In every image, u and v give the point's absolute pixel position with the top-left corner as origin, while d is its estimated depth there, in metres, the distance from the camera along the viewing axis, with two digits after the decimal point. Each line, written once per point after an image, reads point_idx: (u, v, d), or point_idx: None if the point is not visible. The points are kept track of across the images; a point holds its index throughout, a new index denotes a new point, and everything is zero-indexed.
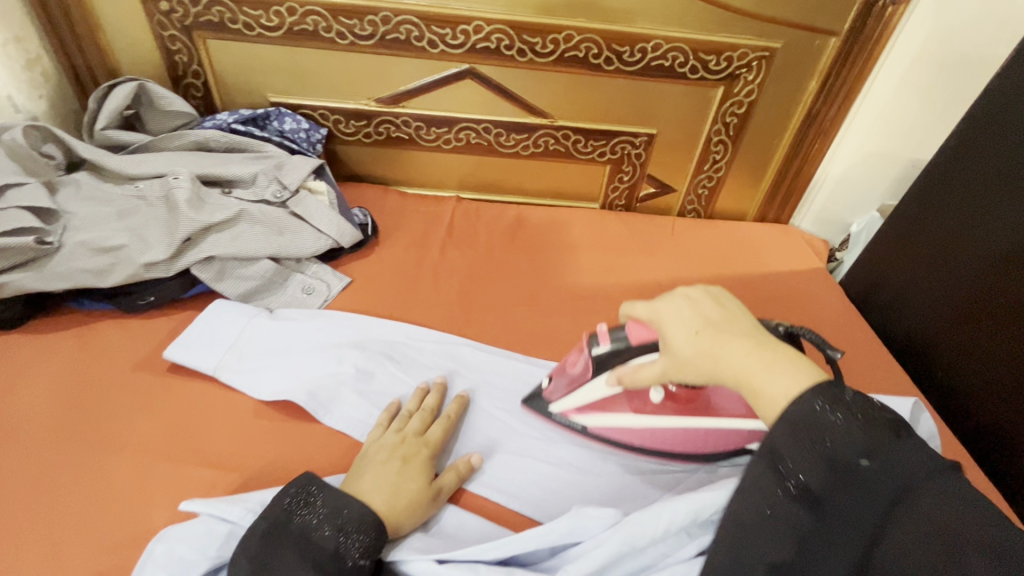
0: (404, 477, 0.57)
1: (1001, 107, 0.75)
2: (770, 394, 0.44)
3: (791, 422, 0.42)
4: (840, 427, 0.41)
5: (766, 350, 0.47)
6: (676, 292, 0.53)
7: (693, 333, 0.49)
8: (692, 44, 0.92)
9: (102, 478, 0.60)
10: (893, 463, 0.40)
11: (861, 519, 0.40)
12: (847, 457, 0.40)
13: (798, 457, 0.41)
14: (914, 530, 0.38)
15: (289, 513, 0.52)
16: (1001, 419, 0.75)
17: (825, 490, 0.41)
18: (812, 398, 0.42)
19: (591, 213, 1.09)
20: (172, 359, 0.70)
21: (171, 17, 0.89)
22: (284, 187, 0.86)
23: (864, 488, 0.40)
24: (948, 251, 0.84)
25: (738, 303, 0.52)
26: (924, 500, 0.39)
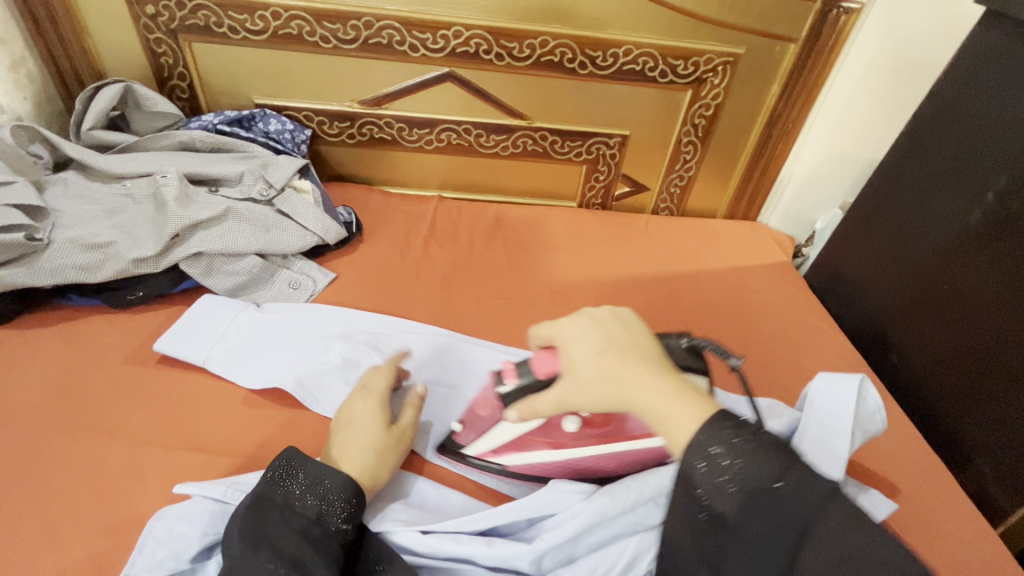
0: (364, 434, 0.60)
1: (946, 107, 0.82)
2: (676, 420, 0.45)
3: (703, 451, 0.43)
4: (753, 452, 0.42)
5: (664, 375, 0.48)
6: (582, 315, 0.54)
7: (594, 356, 0.50)
8: (662, 50, 0.97)
9: (96, 464, 0.62)
10: (801, 485, 0.41)
11: (779, 545, 0.41)
12: (760, 481, 0.41)
13: (714, 484, 0.43)
14: (824, 557, 0.40)
15: (273, 485, 0.55)
16: (946, 397, 0.81)
17: (736, 515, 0.42)
18: (714, 425, 0.44)
19: (569, 212, 1.13)
20: (162, 351, 0.72)
21: (157, 21, 0.91)
22: (270, 186, 0.88)
23: (780, 514, 0.41)
24: (900, 242, 0.90)
25: (641, 325, 0.54)
26: (829, 526, 0.40)
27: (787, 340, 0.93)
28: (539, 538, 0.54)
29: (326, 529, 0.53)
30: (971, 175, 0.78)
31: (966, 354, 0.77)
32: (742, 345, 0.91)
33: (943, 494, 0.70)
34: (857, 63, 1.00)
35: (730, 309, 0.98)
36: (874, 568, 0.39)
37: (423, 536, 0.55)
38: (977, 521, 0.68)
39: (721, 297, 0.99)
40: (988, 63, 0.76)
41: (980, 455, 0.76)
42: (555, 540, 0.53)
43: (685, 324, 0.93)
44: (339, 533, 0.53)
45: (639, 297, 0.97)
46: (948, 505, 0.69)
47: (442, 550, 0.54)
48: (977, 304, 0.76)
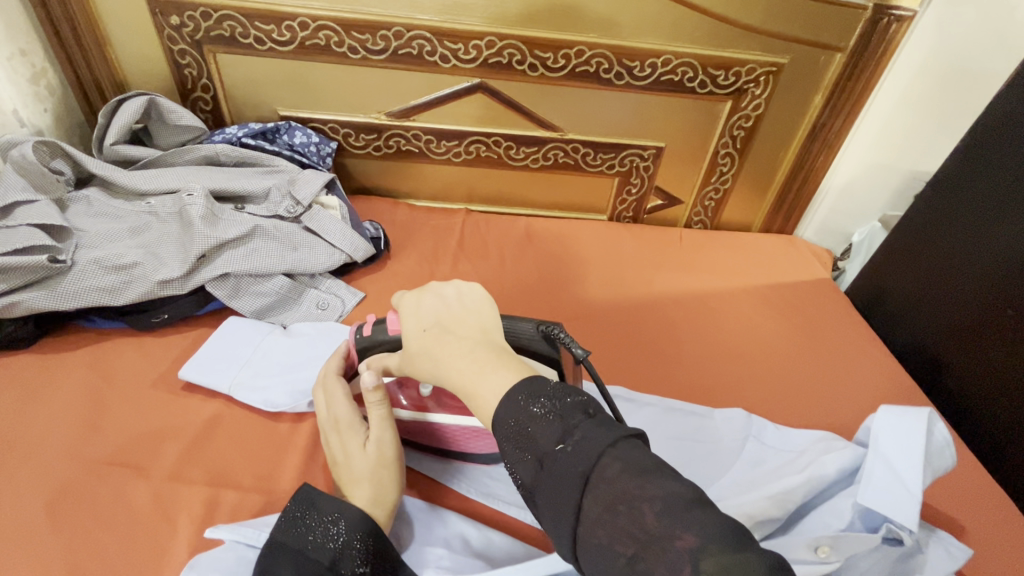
0: (350, 463, 0.56)
1: (1008, 118, 0.77)
2: (483, 397, 0.43)
3: (499, 424, 0.41)
4: (542, 417, 0.40)
5: (477, 351, 0.45)
6: (427, 290, 0.51)
7: (418, 332, 0.49)
8: (702, 60, 0.93)
9: (121, 501, 0.58)
10: (583, 441, 0.38)
11: (563, 505, 0.37)
12: (544, 444, 0.39)
13: (515, 453, 0.40)
14: (603, 504, 0.35)
15: (288, 529, 0.50)
16: (1010, 426, 0.75)
17: (534, 484, 0.39)
18: (513, 395, 0.41)
19: (600, 226, 1.10)
20: (187, 378, 0.69)
21: (182, 32, 0.88)
22: (297, 202, 0.85)
23: (562, 472, 0.38)
24: (955, 263, 0.85)
25: (481, 297, 0.51)
26: (607, 471, 0.36)
27: (834, 363, 0.89)
28: None
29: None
30: None
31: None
32: (789, 368, 0.87)
33: (1012, 535, 0.65)
34: (903, 71, 0.96)
35: (773, 329, 0.93)
36: (649, 506, 0.35)
37: None
38: None
39: (762, 316, 0.95)
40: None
41: None
42: None
43: (728, 346, 0.89)
44: None
45: (678, 316, 0.93)
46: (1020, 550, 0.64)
47: None
48: None
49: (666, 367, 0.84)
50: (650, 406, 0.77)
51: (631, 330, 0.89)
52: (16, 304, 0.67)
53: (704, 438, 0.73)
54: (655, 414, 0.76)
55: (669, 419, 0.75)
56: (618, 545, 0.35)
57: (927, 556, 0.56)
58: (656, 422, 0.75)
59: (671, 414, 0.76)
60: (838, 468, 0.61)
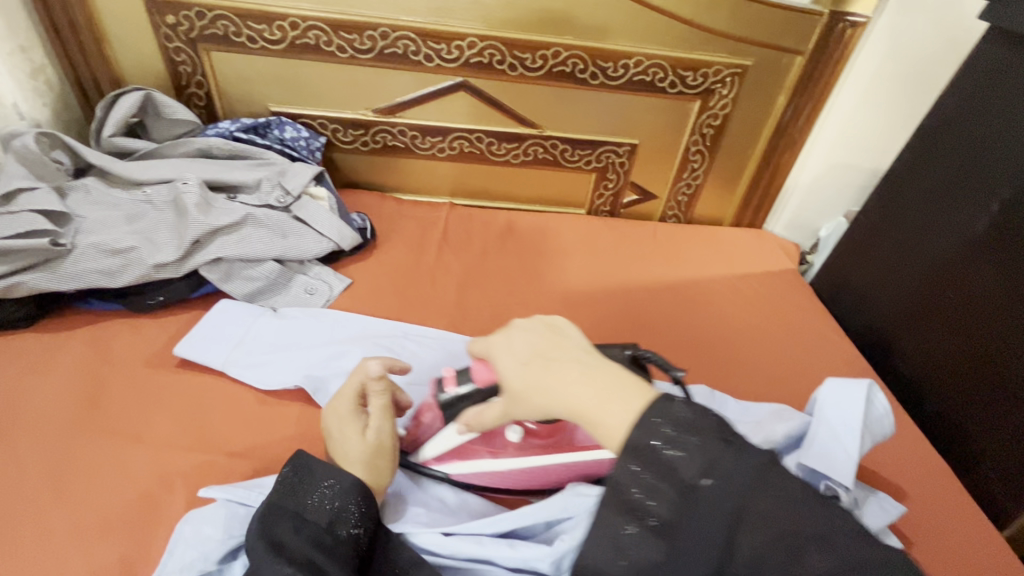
0: (346, 445, 0.58)
1: (955, 116, 0.82)
2: (607, 424, 0.44)
3: (634, 450, 0.42)
4: (679, 449, 0.41)
5: (595, 379, 0.47)
6: (511, 327, 0.53)
7: (521, 364, 0.49)
8: (671, 61, 0.99)
9: (118, 467, 0.62)
10: (727, 476, 0.40)
11: (711, 538, 0.39)
12: (687, 476, 0.41)
13: (647, 482, 0.42)
14: (762, 543, 0.38)
15: (287, 493, 0.54)
16: (952, 405, 0.81)
17: (673, 516, 0.41)
18: (645, 420, 0.42)
19: (578, 219, 1.15)
20: (182, 355, 0.73)
21: (177, 30, 0.92)
22: (287, 193, 0.90)
23: (710, 506, 0.40)
24: (906, 252, 0.91)
25: (568, 328, 0.53)
26: (764, 510, 0.39)
27: (796, 347, 0.94)
28: (560, 540, 0.54)
29: (339, 537, 0.52)
30: (982, 183, 0.79)
31: (981, 357, 0.77)
32: (753, 352, 0.92)
33: (952, 498, 0.71)
34: (861, 76, 1.01)
35: (739, 317, 0.99)
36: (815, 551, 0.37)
37: (447, 539, 0.56)
38: (984, 525, 0.69)
39: (729, 303, 1.01)
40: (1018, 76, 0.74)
41: (982, 457, 0.77)
42: (576, 540, 0.54)
43: (696, 330, 0.95)
44: (351, 538, 0.52)
45: (650, 303, 0.98)
46: (958, 513, 0.70)
47: (466, 553, 0.55)
48: (987, 310, 0.77)
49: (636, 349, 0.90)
50: None
51: (604, 315, 0.94)
52: (18, 284, 0.71)
53: None
54: None
55: None
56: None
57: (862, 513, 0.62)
58: None
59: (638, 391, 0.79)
60: (786, 433, 0.66)
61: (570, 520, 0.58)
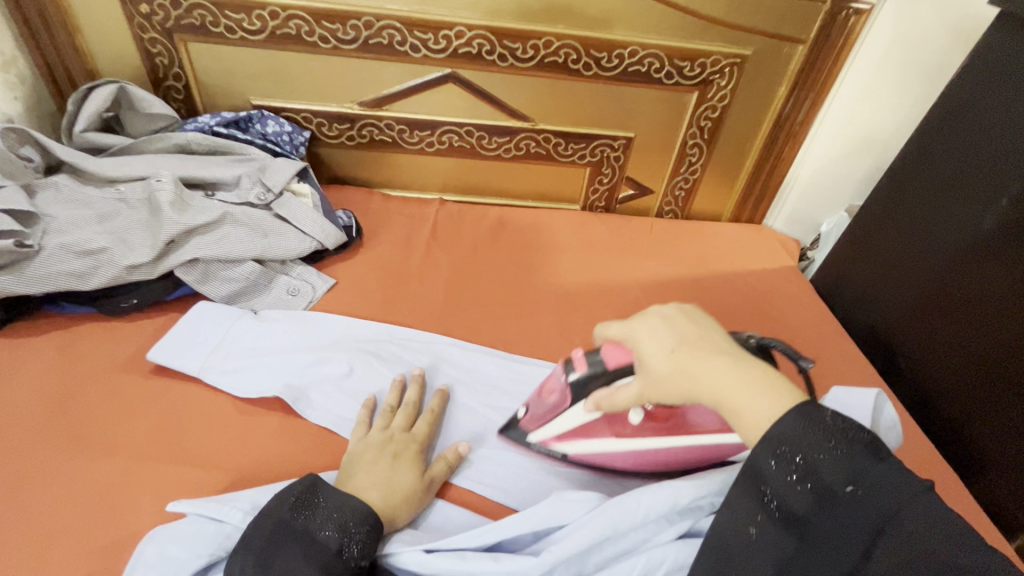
0: (394, 478, 0.58)
1: (960, 108, 0.79)
2: (753, 416, 0.44)
3: (771, 443, 0.42)
4: (829, 453, 0.41)
5: (745, 370, 0.46)
6: (648, 312, 0.53)
7: (667, 353, 0.48)
8: (667, 51, 0.95)
9: (86, 481, 0.59)
10: (876, 489, 0.40)
11: (847, 542, 0.40)
12: (833, 482, 0.40)
13: (786, 481, 0.42)
14: (902, 556, 0.38)
15: (294, 511, 0.52)
16: (958, 408, 0.78)
17: (808, 513, 0.41)
18: (790, 418, 0.42)
19: (572, 215, 1.11)
20: (156, 360, 0.70)
21: (152, 20, 0.89)
22: (268, 189, 0.87)
23: (850, 513, 0.40)
24: (909, 248, 0.87)
25: (709, 320, 0.52)
26: (907, 526, 0.39)
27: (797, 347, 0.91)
28: (547, 551, 0.51)
29: (347, 565, 0.50)
30: (989, 178, 0.76)
31: (989, 360, 0.74)
32: None
33: (962, 506, 0.68)
34: (865, 66, 0.98)
35: (738, 316, 0.95)
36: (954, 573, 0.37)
37: (428, 556, 0.53)
38: (994, 534, 0.66)
39: (728, 302, 0.98)
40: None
41: (989, 464, 0.74)
42: (565, 553, 0.51)
43: None
44: (357, 569, 0.51)
45: (646, 302, 0.95)
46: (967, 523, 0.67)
47: (448, 569, 0.52)
48: (994, 310, 0.74)
49: None
50: None
51: (598, 315, 0.91)
52: None
53: None
54: None
55: None
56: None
57: None
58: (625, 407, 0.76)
59: None
60: None
61: (561, 529, 0.55)
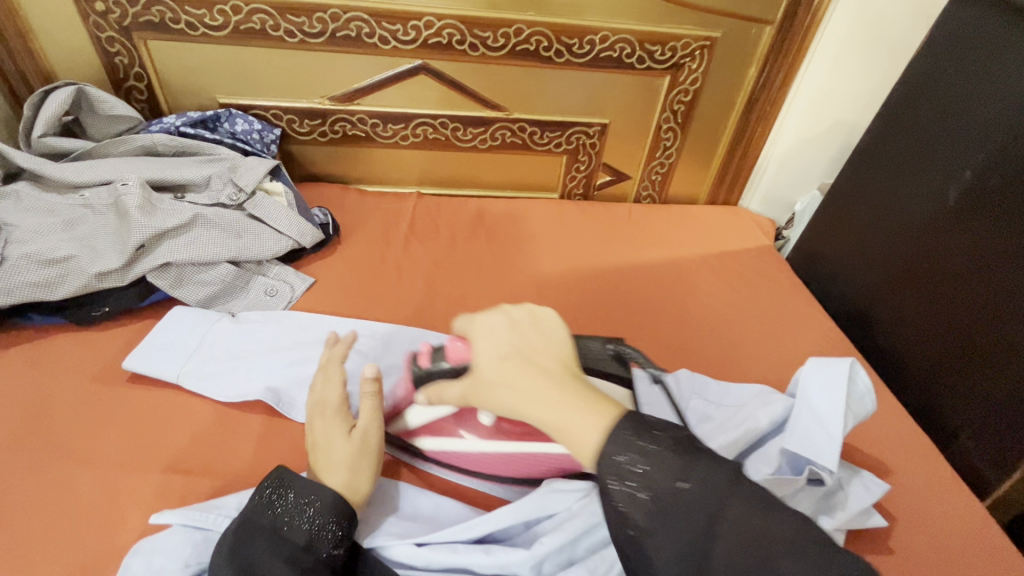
0: (330, 449, 0.56)
1: (924, 81, 0.82)
2: (571, 436, 0.45)
3: (612, 463, 0.44)
4: (658, 455, 0.44)
5: (564, 385, 0.48)
6: (498, 311, 0.54)
7: (496, 358, 0.49)
8: (638, 36, 0.96)
9: (65, 493, 0.58)
10: (704, 479, 0.43)
11: (689, 545, 0.41)
12: (665, 483, 0.43)
13: (626, 493, 0.43)
14: (737, 545, 0.40)
15: (262, 508, 0.52)
16: (929, 376, 0.80)
17: (651, 522, 0.43)
18: (616, 436, 0.44)
19: (551, 204, 1.11)
20: (132, 369, 0.68)
21: (108, 18, 0.86)
22: (240, 189, 0.85)
23: (690, 511, 0.42)
24: (877, 221, 0.90)
25: (554, 328, 0.53)
26: (734, 512, 0.41)
27: (774, 323, 0.92)
28: (537, 543, 0.52)
29: (318, 556, 0.50)
30: (950, 148, 0.78)
31: (957, 325, 0.76)
32: (734, 330, 0.90)
33: (935, 468, 0.70)
34: (830, 46, 0.99)
35: (718, 296, 0.97)
36: (778, 546, 0.40)
37: (419, 550, 0.53)
38: (965, 494, 0.68)
39: (708, 283, 0.99)
40: (992, 40, 0.72)
41: (960, 425, 0.76)
42: (556, 543, 0.51)
43: (677, 313, 0.92)
44: (330, 559, 0.50)
45: (626, 285, 0.96)
46: (945, 487, 0.68)
47: (440, 563, 0.52)
48: (959, 277, 0.76)
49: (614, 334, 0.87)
50: None
51: (580, 302, 0.91)
52: None
53: None
54: None
55: None
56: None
57: (847, 494, 0.61)
58: None
59: None
60: (770, 418, 0.64)
61: (551, 518, 0.55)
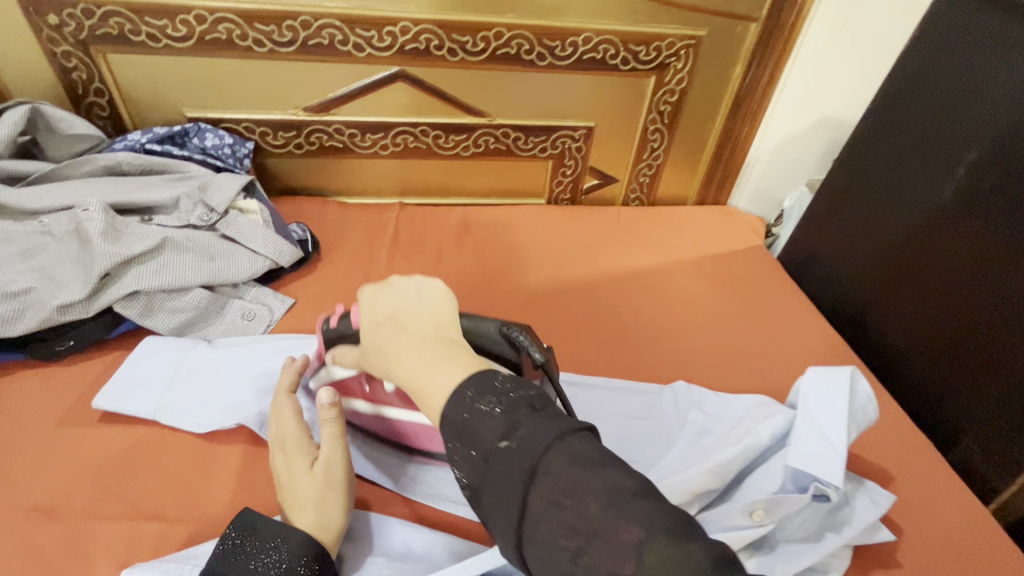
0: (294, 486, 0.52)
1: (916, 77, 0.80)
2: (427, 397, 0.41)
3: (446, 421, 0.39)
4: (489, 411, 0.38)
5: (429, 347, 0.44)
6: (387, 283, 0.51)
7: (372, 326, 0.48)
8: (621, 36, 0.93)
9: (29, 548, 0.54)
10: (527, 437, 0.36)
11: (508, 503, 0.36)
12: (488, 440, 0.37)
13: (458, 453, 0.39)
14: (547, 503, 0.35)
15: (227, 560, 0.48)
16: (927, 377, 0.79)
17: (478, 481, 0.38)
18: (462, 390, 0.40)
19: (538, 210, 1.09)
20: (102, 407, 0.65)
21: (63, 31, 0.81)
22: (212, 209, 0.80)
23: (510, 471, 0.36)
24: (872, 218, 0.88)
25: (441, 296, 0.49)
26: (553, 466, 0.35)
27: (769, 326, 0.91)
28: None
29: None
30: (944, 145, 0.76)
31: (955, 324, 0.75)
32: (729, 335, 0.89)
33: (937, 474, 0.69)
34: (816, 39, 0.96)
35: (711, 300, 0.95)
36: (595, 497, 0.34)
37: None
38: (967, 499, 0.67)
39: (700, 287, 0.97)
40: (986, 35, 0.71)
41: (959, 425, 0.76)
42: None
43: (671, 320, 0.90)
44: None
45: (618, 293, 0.94)
46: (949, 493, 0.67)
47: None
48: (956, 276, 0.75)
49: (608, 343, 0.85)
50: (594, 387, 0.77)
51: (572, 313, 0.89)
52: None
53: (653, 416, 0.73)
54: (601, 395, 0.76)
55: (618, 400, 0.75)
56: (563, 539, 0.34)
57: (854, 508, 0.59)
58: (604, 403, 0.75)
59: (617, 393, 0.76)
60: (771, 434, 0.60)
61: None
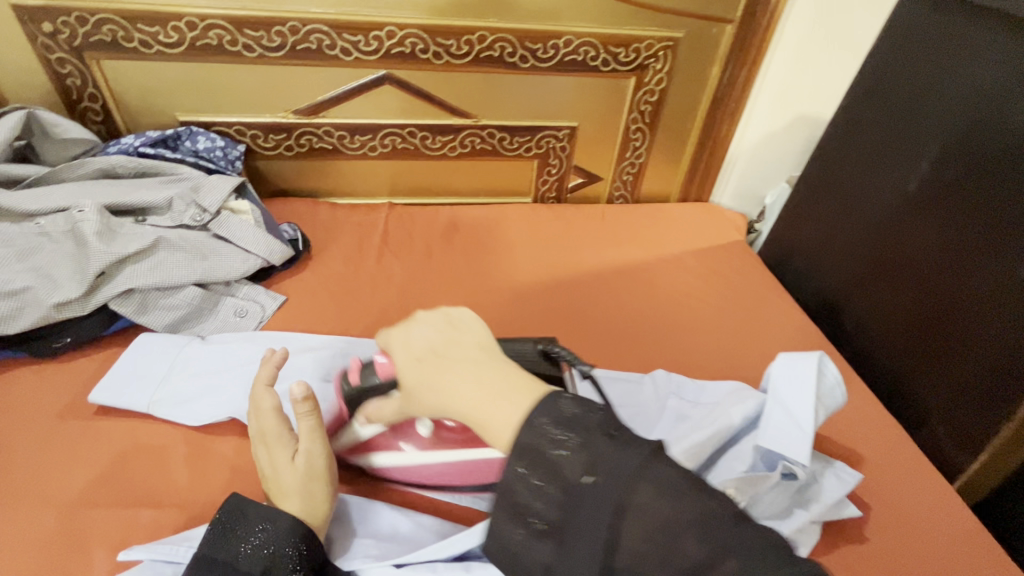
0: (278, 477, 0.54)
1: (883, 79, 0.83)
2: (496, 427, 0.43)
3: (520, 452, 0.41)
4: (568, 445, 0.40)
5: (489, 378, 0.46)
6: (413, 320, 0.52)
7: (413, 362, 0.48)
8: (601, 39, 0.96)
9: (29, 536, 0.56)
10: (610, 469, 0.39)
11: (595, 536, 0.38)
12: (569, 475, 0.39)
13: (536, 489, 0.40)
14: (642, 538, 0.37)
15: (218, 543, 0.50)
16: (898, 367, 0.82)
17: (561, 517, 0.39)
18: (534, 419, 0.42)
19: (524, 208, 1.12)
20: (98, 402, 0.67)
21: (57, 39, 0.83)
22: (204, 210, 0.83)
23: (596, 504, 0.38)
24: (845, 215, 0.91)
25: (472, 324, 0.52)
26: (642, 497, 0.38)
27: (747, 318, 0.94)
28: None
29: None
30: (909, 146, 0.80)
31: (921, 317, 0.78)
32: (709, 327, 0.92)
33: (906, 455, 0.72)
34: (790, 41, 1.00)
35: (692, 293, 0.97)
36: (688, 531, 0.37)
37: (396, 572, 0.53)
38: (934, 478, 0.69)
39: (681, 281, 1.00)
40: (942, 38, 0.74)
41: (927, 413, 0.78)
42: None
43: (652, 312, 0.93)
44: None
45: (602, 288, 0.96)
46: (917, 473, 0.70)
47: None
48: (922, 271, 0.78)
49: (591, 336, 0.88)
50: None
51: (556, 307, 0.91)
52: None
53: (633, 403, 0.75)
54: None
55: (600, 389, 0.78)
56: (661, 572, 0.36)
57: (822, 486, 0.62)
58: None
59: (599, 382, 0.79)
60: (743, 416, 0.63)
61: None
